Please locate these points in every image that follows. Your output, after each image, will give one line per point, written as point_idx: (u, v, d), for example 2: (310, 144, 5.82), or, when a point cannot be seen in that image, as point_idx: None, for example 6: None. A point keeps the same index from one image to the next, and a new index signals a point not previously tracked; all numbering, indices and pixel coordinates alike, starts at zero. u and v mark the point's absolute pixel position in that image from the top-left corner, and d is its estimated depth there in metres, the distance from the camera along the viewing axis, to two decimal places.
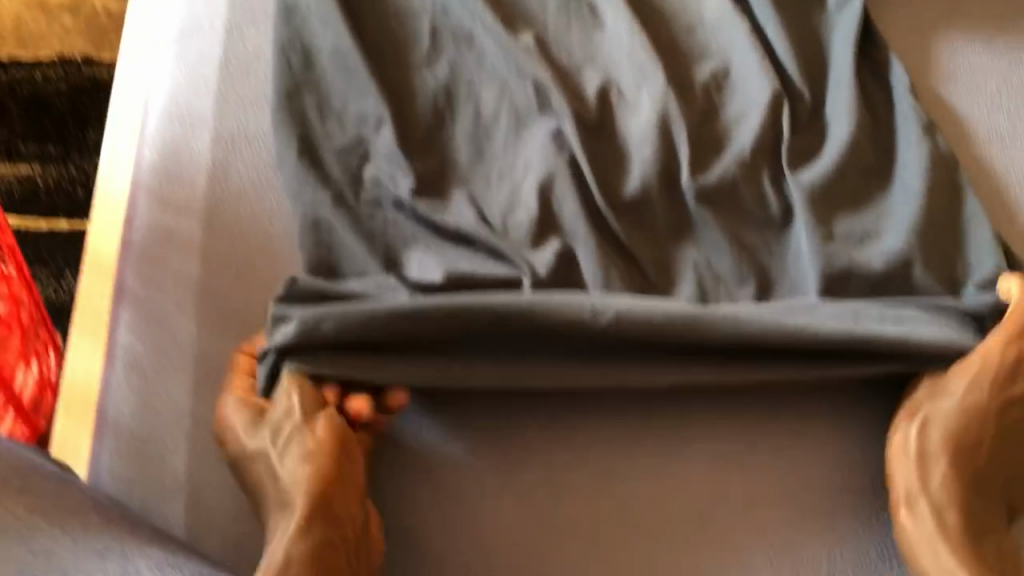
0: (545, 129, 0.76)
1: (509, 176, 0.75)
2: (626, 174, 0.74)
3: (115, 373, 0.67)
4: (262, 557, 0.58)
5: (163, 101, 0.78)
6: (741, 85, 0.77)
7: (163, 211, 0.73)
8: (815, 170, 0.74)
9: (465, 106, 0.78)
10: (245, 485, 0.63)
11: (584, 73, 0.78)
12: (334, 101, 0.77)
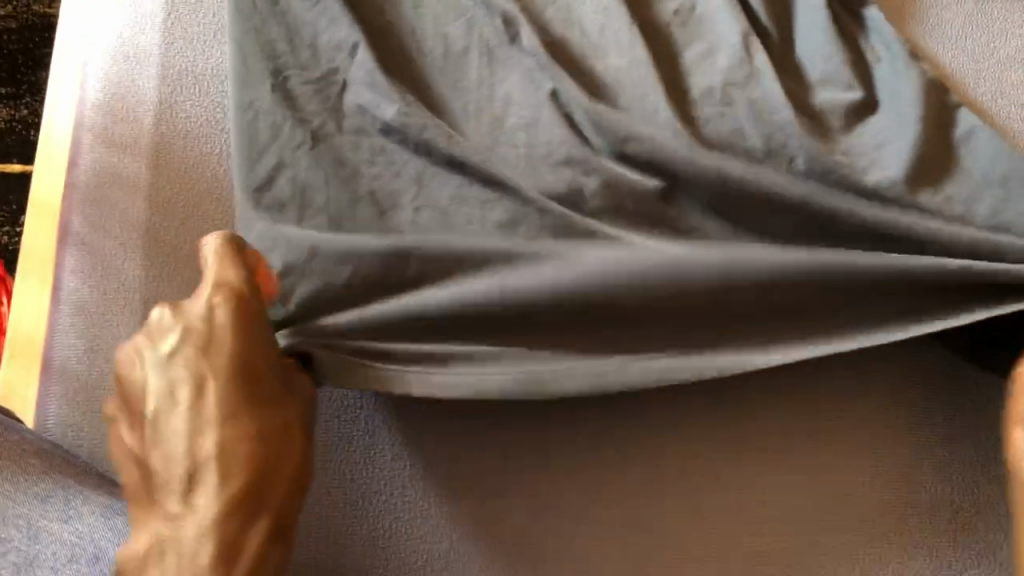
0: (520, 62, 0.68)
1: (490, 108, 0.67)
2: (616, 110, 0.65)
3: (61, 318, 0.65)
4: (231, 514, 0.48)
5: (112, 42, 0.75)
6: (717, 14, 0.71)
7: (108, 154, 0.70)
8: (830, 94, 0.66)
9: (431, 35, 0.70)
10: (236, 388, 0.51)
11: (551, 2, 0.72)
12: (304, 30, 0.70)
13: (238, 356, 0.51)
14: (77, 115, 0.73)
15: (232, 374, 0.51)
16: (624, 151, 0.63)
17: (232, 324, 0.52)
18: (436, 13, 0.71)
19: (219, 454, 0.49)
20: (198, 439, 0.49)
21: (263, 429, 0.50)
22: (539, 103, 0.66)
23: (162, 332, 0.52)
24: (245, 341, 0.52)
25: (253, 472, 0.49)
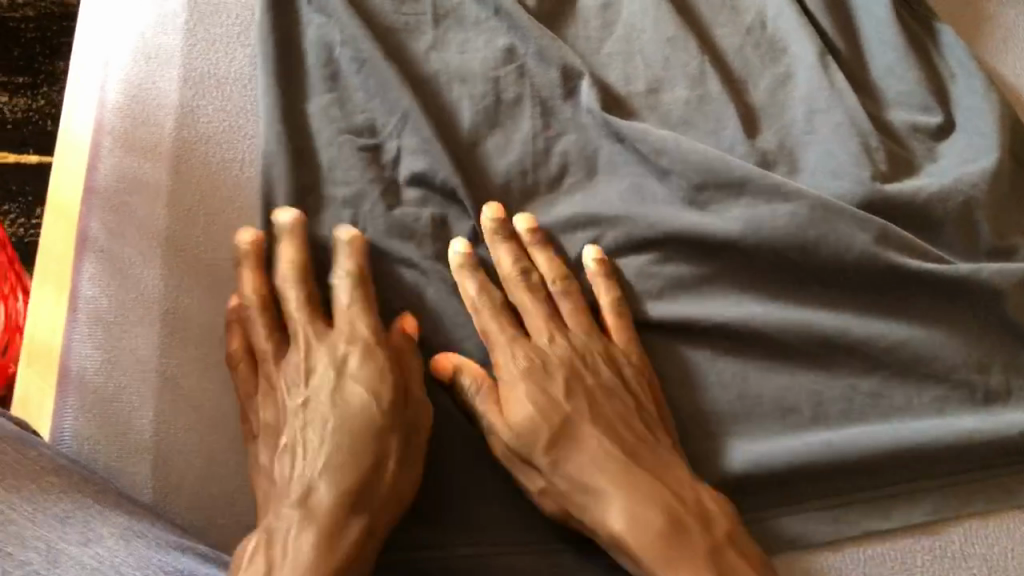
0: (576, 112, 0.72)
1: (543, 164, 0.71)
2: (684, 146, 0.68)
3: (78, 328, 0.63)
4: (331, 455, 0.54)
5: (132, 41, 0.73)
6: (787, 69, 0.74)
7: (127, 156, 0.69)
8: (910, 111, 0.74)
9: (487, 86, 0.72)
10: (351, 377, 0.57)
11: (610, 61, 0.75)
12: (352, 101, 0.71)
13: (372, 363, 0.58)
14: (96, 118, 0.71)
15: (362, 381, 0.57)
16: (694, 198, 0.68)
17: (373, 346, 0.59)
18: (483, 57, 0.74)
19: (327, 419, 0.56)
20: (312, 412, 0.56)
21: (367, 424, 0.55)
22: (594, 156, 0.71)
23: (310, 369, 0.59)
24: (366, 363, 0.58)
25: (351, 435, 0.55)
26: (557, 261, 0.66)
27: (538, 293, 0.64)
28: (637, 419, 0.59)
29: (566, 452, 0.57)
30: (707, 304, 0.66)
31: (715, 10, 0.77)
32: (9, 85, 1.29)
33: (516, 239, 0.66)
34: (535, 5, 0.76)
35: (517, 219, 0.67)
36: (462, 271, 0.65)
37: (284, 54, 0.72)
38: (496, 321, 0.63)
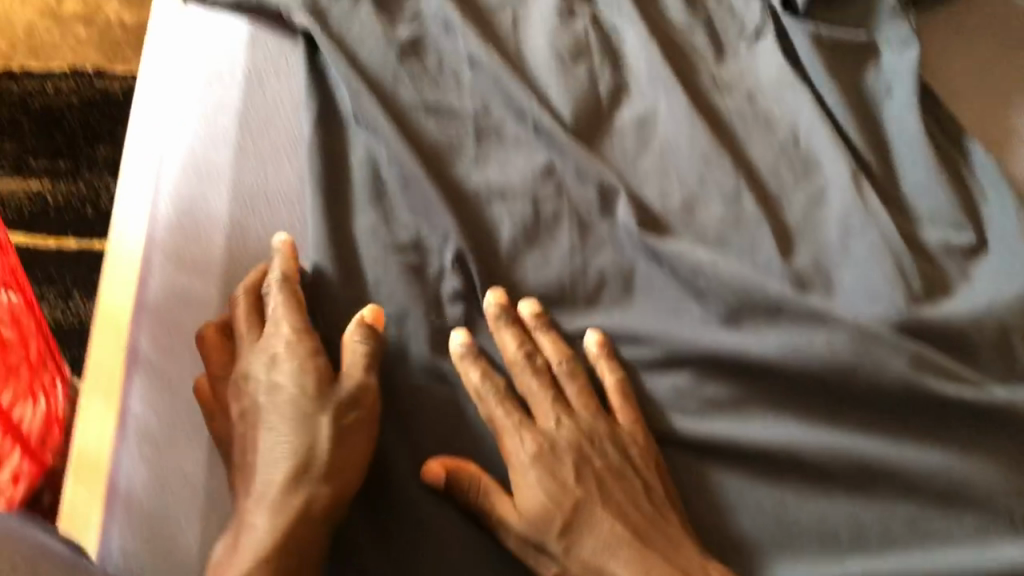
0: (614, 228, 0.74)
1: (580, 280, 0.72)
2: (720, 269, 0.70)
3: (127, 444, 0.65)
4: (278, 457, 0.58)
5: (184, 157, 0.76)
6: (820, 187, 0.76)
7: (179, 272, 0.71)
8: (942, 228, 0.75)
9: (526, 203, 0.75)
10: (284, 375, 0.62)
11: (647, 176, 0.77)
12: (396, 218, 0.73)
13: (299, 354, 0.62)
14: (147, 232, 0.73)
15: (286, 371, 0.62)
16: (730, 321, 0.69)
17: (299, 343, 0.63)
18: (522, 175, 0.76)
19: (266, 419, 0.60)
20: (255, 413, 0.61)
21: (297, 420, 0.60)
22: (631, 274, 0.72)
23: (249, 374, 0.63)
24: (292, 360, 0.62)
25: (288, 430, 0.59)
26: (560, 343, 0.68)
27: (542, 377, 0.67)
28: (647, 500, 0.62)
29: (579, 535, 0.60)
30: (748, 425, 0.66)
31: (749, 127, 0.79)
32: (52, 171, 1.33)
33: (520, 325, 0.69)
34: (573, 122, 0.78)
35: (523, 305, 0.69)
36: (466, 361, 0.67)
37: (332, 172, 0.75)
38: (502, 411, 0.65)
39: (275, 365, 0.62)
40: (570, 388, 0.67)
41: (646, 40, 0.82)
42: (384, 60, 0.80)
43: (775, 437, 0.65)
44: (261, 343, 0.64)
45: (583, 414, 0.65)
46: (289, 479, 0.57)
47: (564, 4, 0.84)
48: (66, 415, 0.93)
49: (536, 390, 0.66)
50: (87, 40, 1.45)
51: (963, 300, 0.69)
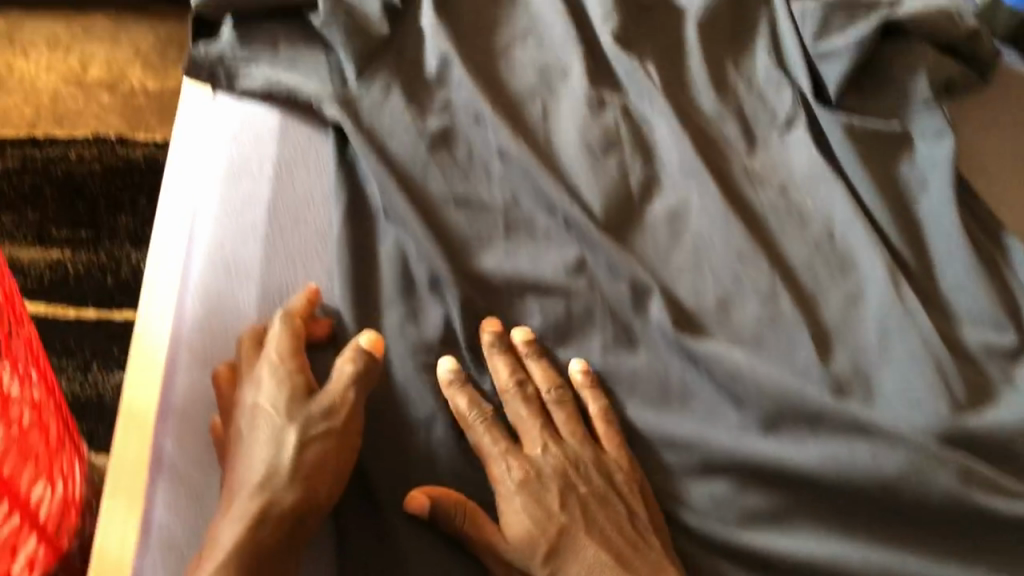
0: (646, 328, 0.72)
1: (613, 380, 0.71)
2: (758, 372, 0.68)
3: (150, 554, 0.63)
4: (253, 462, 0.60)
5: (212, 253, 0.75)
6: (856, 285, 0.74)
7: (205, 374, 0.70)
8: (984, 328, 0.73)
9: (558, 301, 0.74)
10: (269, 390, 0.64)
11: (680, 271, 0.75)
12: (425, 316, 0.72)
13: (279, 371, 0.65)
14: (173, 330, 0.72)
15: (263, 389, 0.64)
16: (767, 429, 0.67)
17: (286, 363, 0.65)
18: (553, 271, 0.75)
19: (246, 432, 0.62)
20: (236, 428, 0.63)
21: (271, 429, 0.62)
22: (665, 376, 0.71)
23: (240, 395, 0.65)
24: (277, 377, 0.65)
25: (266, 440, 0.61)
26: (550, 371, 0.70)
27: (530, 403, 0.68)
28: (628, 527, 0.62)
29: (565, 562, 0.61)
30: (789, 540, 0.64)
31: (784, 221, 0.78)
32: (73, 240, 1.33)
33: (509, 352, 0.70)
34: (604, 216, 0.77)
35: (513, 333, 0.71)
36: (454, 388, 0.68)
37: (362, 269, 0.74)
38: (490, 436, 0.66)
39: (262, 382, 0.65)
40: (558, 414, 0.68)
41: (678, 131, 0.81)
42: (415, 152, 0.80)
43: (818, 554, 0.63)
44: (251, 364, 0.67)
45: (571, 440, 0.66)
46: (255, 480, 0.59)
47: (594, 95, 0.83)
48: (84, 496, 0.91)
49: (525, 416, 0.67)
50: (110, 107, 1.45)
51: (1009, 408, 0.67)
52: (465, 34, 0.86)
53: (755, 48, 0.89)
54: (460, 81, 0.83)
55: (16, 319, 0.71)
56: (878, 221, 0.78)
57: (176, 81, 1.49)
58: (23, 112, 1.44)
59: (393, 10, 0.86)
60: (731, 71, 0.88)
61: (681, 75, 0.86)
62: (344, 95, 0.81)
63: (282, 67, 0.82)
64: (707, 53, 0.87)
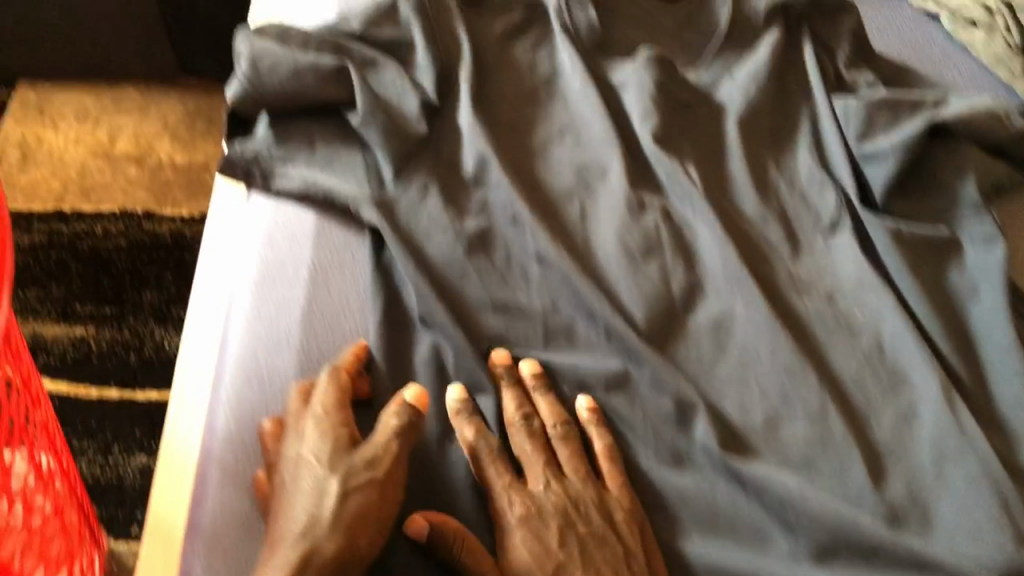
0: (692, 447, 0.70)
1: (658, 501, 0.68)
2: (810, 502, 0.65)
3: None
4: (294, 512, 0.60)
5: (245, 362, 0.73)
6: (910, 402, 0.72)
7: (237, 492, 0.67)
8: None
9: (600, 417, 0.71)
10: (312, 438, 0.64)
11: (725, 385, 0.73)
12: None
13: (323, 422, 0.65)
14: (206, 445, 0.70)
15: (307, 439, 0.64)
16: (822, 561, 0.64)
17: (330, 411, 0.65)
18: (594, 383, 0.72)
19: (288, 480, 0.63)
20: (280, 477, 0.64)
21: (312, 476, 0.62)
22: (713, 500, 0.68)
23: (285, 444, 0.65)
24: (321, 425, 0.65)
25: (307, 488, 0.62)
26: (557, 406, 0.70)
27: (536, 437, 0.68)
28: (626, 566, 0.61)
29: None
30: None
31: (831, 333, 0.76)
32: (97, 316, 1.32)
33: (518, 385, 0.71)
34: (647, 325, 0.75)
35: (523, 365, 0.72)
36: (462, 417, 0.68)
37: (398, 384, 0.72)
38: (493, 468, 0.66)
39: (305, 430, 0.65)
40: (564, 450, 0.68)
41: (721, 234, 0.79)
42: (452, 254, 0.78)
43: None
44: (295, 414, 0.67)
45: (574, 477, 0.66)
46: (296, 531, 0.59)
47: (634, 197, 0.81)
48: None
49: (530, 450, 0.67)
50: (137, 181, 1.45)
51: None
52: (502, 134, 0.85)
53: (797, 146, 0.88)
54: (498, 181, 0.82)
55: (33, 404, 0.66)
56: (930, 330, 0.75)
57: (205, 154, 1.49)
58: (50, 185, 1.44)
59: (430, 109, 0.85)
60: (772, 170, 0.86)
61: (721, 176, 0.85)
62: (382, 197, 0.80)
63: (319, 168, 0.82)
64: (748, 153, 0.86)
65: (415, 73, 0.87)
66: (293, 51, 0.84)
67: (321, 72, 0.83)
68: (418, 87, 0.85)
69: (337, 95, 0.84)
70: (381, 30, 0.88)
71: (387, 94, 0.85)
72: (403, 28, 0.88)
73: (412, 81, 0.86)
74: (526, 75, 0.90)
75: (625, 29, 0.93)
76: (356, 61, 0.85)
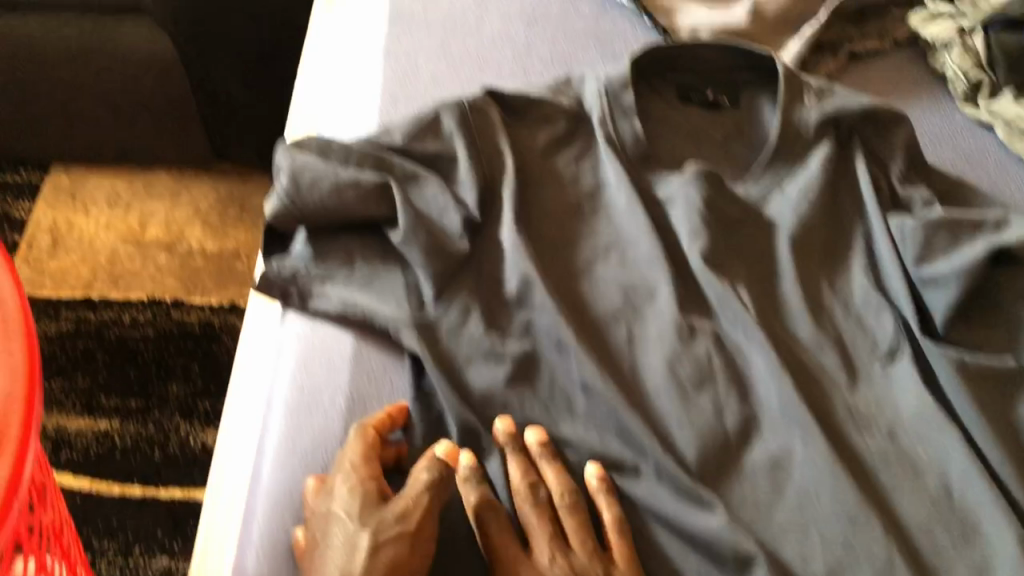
0: None
1: None
2: None
3: None
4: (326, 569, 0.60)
5: (279, 498, 0.70)
6: (982, 555, 0.67)
7: None
8: None
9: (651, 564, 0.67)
10: (342, 493, 0.64)
11: (784, 530, 0.68)
12: None
13: (350, 478, 0.65)
14: None
15: (337, 496, 0.64)
16: None
17: (358, 469, 0.66)
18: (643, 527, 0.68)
19: (322, 537, 0.62)
20: (313, 534, 0.63)
21: (342, 529, 0.62)
22: None
23: (318, 505, 0.65)
24: (350, 481, 0.65)
25: (338, 543, 0.61)
26: (564, 475, 0.69)
27: (543, 508, 0.67)
28: None
29: None
30: None
31: (895, 474, 0.72)
32: (122, 409, 1.29)
33: (522, 455, 0.70)
34: (698, 464, 0.71)
35: (527, 435, 0.71)
36: (470, 484, 0.66)
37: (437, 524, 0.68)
38: (499, 536, 0.64)
39: (337, 487, 0.65)
40: (568, 519, 0.66)
41: (775, 363, 0.75)
42: (493, 382, 0.75)
43: None
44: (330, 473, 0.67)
45: (579, 548, 0.65)
46: None
47: (683, 321, 0.78)
48: None
49: (535, 519, 0.66)
50: (167, 269, 1.44)
51: None
52: (546, 252, 0.83)
53: (851, 266, 0.84)
54: (541, 302, 0.79)
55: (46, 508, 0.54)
56: (1001, 473, 0.71)
57: (236, 241, 1.47)
58: (79, 271, 1.43)
59: (472, 225, 0.83)
60: (825, 292, 0.83)
61: (772, 299, 0.82)
62: (422, 319, 0.77)
63: (358, 286, 0.79)
64: (800, 274, 0.83)
65: (459, 189, 0.85)
66: (335, 165, 0.83)
67: (362, 187, 0.82)
68: (461, 203, 0.83)
69: (379, 211, 0.82)
70: (422, 142, 0.86)
71: (429, 209, 0.83)
72: (445, 141, 0.87)
73: (455, 197, 0.84)
74: (569, 189, 0.87)
75: (671, 142, 0.92)
76: (398, 176, 0.84)
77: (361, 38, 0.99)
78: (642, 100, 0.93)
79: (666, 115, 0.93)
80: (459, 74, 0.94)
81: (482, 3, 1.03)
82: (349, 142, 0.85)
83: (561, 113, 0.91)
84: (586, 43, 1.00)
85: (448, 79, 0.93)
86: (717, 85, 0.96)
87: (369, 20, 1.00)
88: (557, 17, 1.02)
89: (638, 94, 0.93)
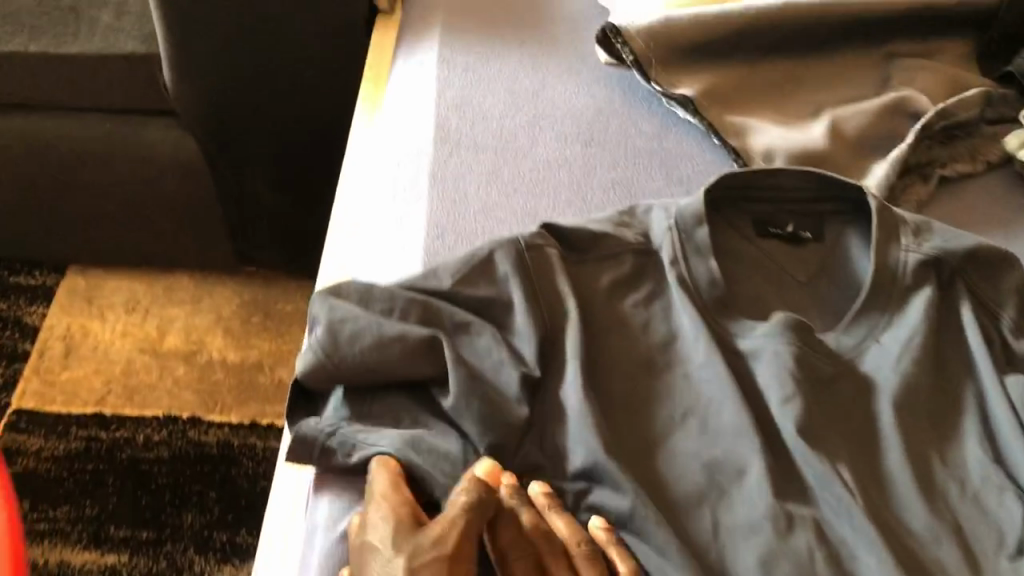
0: None
1: None
2: None
3: None
4: None
5: None
6: None
7: None
8: None
9: None
10: (378, 519, 0.63)
11: None
12: None
13: (384, 506, 0.64)
14: None
15: (374, 525, 0.63)
16: None
17: (392, 496, 0.65)
18: None
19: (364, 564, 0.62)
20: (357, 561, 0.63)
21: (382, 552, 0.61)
22: None
23: (358, 533, 0.64)
24: (387, 506, 0.64)
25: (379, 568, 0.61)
26: (575, 525, 0.66)
27: (560, 555, 0.64)
28: None
29: None
30: None
31: None
32: (131, 541, 1.19)
33: (530, 505, 0.67)
34: None
35: (531, 487, 0.69)
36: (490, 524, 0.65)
37: None
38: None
39: (374, 513, 0.64)
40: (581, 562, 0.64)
41: (891, 565, 0.64)
42: None
43: None
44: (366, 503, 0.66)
45: None
46: None
47: (779, 508, 0.68)
48: None
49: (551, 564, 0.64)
50: (185, 381, 1.34)
51: None
52: (615, 418, 0.73)
53: (964, 435, 0.74)
54: (613, 480, 0.68)
55: None
56: None
57: (259, 351, 1.38)
58: (92, 383, 1.34)
59: (533, 385, 0.73)
60: (937, 467, 0.72)
61: (877, 478, 0.71)
62: None
63: (409, 444, 0.69)
64: (908, 447, 0.72)
65: (515, 340, 0.75)
66: (377, 316, 0.74)
67: (408, 342, 0.72)
68: (518, 358, 0.74)
69: (424, 369, 0.72)
70: (474, 287, 0.76)
71: (481, 364, 0.73)
72: (500, 284, 0.77)
73: (511, 349, 0.74)
74: (638, 337, 0.77)
75: (749, 283, 0.82)
76: (447, 327, 0.74)
77: (404, 158, 0.90)
78: (716, 234, 0.83)
79: (741, 250, 0.84)
80: (512, 204, 0.86)
81: (535, 120, 0.95)
82: (391, 286, 0.76)
83: (627, 249, 0.81)
84: (650, 166, 0.91)
85: (500, 209, 0.85)
86: (797, 215, 0.86)
87: (412, 138, 0.92)
88: (617, 137, 0.94)
89: (710, 226, 0.83)
